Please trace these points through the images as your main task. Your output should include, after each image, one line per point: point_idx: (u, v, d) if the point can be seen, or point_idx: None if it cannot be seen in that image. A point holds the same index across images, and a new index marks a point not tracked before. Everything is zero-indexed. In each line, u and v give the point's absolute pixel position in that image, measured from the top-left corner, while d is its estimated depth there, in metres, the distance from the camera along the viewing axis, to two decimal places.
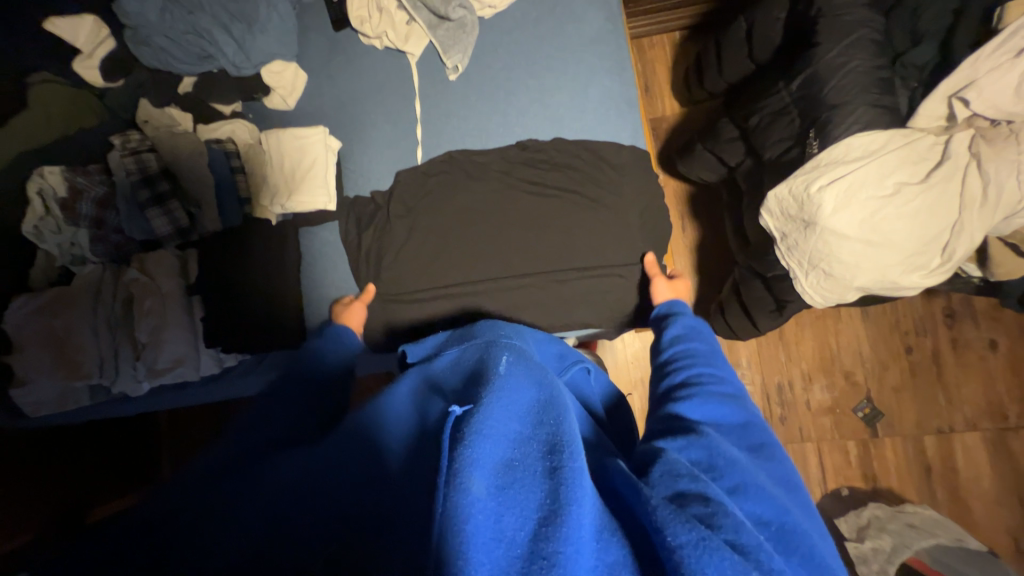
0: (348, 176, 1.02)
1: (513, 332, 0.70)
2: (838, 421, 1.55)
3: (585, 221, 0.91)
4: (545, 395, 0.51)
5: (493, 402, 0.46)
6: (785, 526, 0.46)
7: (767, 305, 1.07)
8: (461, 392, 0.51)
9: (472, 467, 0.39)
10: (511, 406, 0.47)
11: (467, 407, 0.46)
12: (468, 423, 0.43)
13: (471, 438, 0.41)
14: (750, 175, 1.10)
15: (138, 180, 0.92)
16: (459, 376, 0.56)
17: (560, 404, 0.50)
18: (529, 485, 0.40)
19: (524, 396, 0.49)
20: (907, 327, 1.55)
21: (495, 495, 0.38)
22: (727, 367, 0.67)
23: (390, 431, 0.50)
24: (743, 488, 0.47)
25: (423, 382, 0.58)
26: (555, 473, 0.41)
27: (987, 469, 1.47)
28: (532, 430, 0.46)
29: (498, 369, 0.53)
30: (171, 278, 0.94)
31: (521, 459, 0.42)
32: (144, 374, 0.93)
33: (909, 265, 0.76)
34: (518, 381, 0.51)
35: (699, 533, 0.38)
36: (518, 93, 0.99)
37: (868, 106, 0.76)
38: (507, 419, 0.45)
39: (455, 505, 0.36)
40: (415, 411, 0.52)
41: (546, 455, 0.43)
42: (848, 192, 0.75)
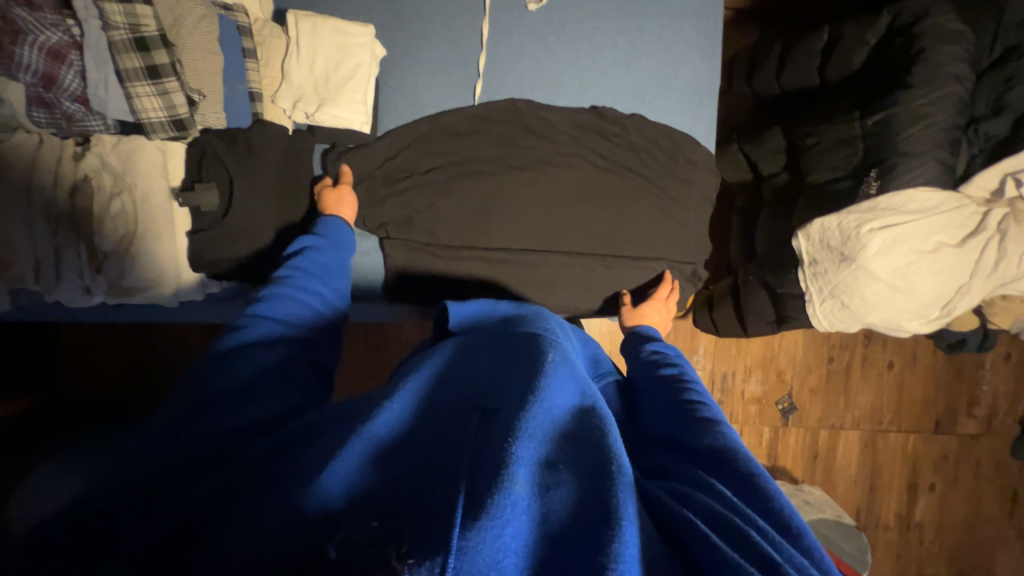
0: (386, 93, 0.86)
1: (558, 325, 0.65)
2: (762, 410, 1.80)
3: (645, 211, 0.89)
4: (589, 397, 0.49)
5: (540, 399, 0.44)
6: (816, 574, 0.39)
7: (768, 316, 1.17)
8: (503, 378, 0.48)
9: (517, 467, 0.37)
10: (555, 406, 0.45)
11: (511, 402, 0.44)
12: (517, 418, 0.41)
13: (518, 436, 0.40)
14: (780, 188, 1.13)
15: (125, 41, 0.66)
16: (497, 356, 0.52)
17: (602, 409, 0.49)
18: (571, 486, 0.39)
19: (567, 396, 0.47)
20: (835, 340, 1.80)
21: (534, 496, 0.37)
22: (714, 402, 0.63)
23: (439, 418, 0.45)
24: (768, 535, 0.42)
25: (476, 354, 0.54)
26: (604, 480, 0.39)
27: (856, 459, 1.83)
28: (572, 434, 0.44)
29: (546, 361, 0.49)
30: (152, 177, 0.74)
31: (564, 462, 0.41)
32: (103, 288, 0.75)
33: (917, 313, 0.86)
34: (564, 374, 0.49)
35: None
36: (601, 49, 0.88)
37: (935, 162, 0.80)
38: (547, 418, 0.43)
39: (497, 504, 0.35)
40: (460, 390, 0.49)
41: (588, 460, 0.41)
42: (893, 240, 0.82)
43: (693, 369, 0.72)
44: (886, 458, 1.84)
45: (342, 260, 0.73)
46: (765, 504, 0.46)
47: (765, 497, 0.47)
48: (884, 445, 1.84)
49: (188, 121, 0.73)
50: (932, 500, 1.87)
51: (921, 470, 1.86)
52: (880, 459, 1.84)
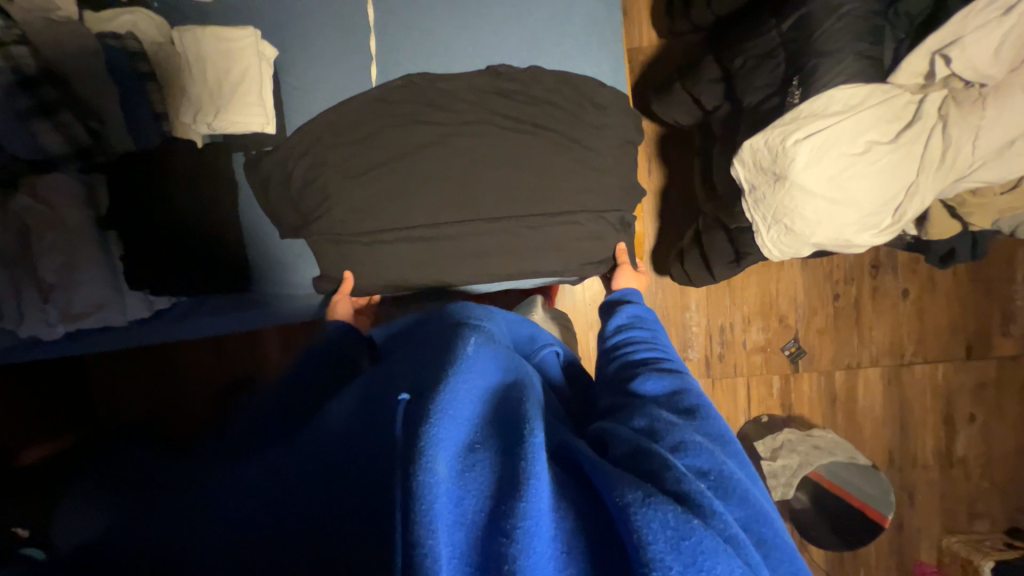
0: (289, 93, 0.88)
1: (484, 309, 0.62)
2: (767, 358, 1.70)
3: (559, 165, 0.85)
4: (510, 373, 0.50)
5: (459, 378, 0.44)
6: (727, 474, 0.42)
7: (726, 255, 1.11)
8: (427, 368, 0.48)
9: (437, 448, 0.38)
10: (475, 384, 0.45)
11: (426, 391, 0.43)
12: (434, 400, 0.41)
13: (435, 418, 0.39)
14: (725, 120, 1.07)
15: (13, 83, 0.72)
16: (422, 352, 0.52)
17: (524, 386, 0.49)
18: (493, 460, 0.39)
19: (489, 373, 0.48)
20: (838, 275, 1.68)
21: (457, 476, 0.37)
22: (677, 355, 0.64)
23: (358, 428, 0.46)
24: (678, 446, 0.44)
25: (391, 367, 0.54)
26: (519, 449, 0.39)
27: (880, 398, 1.71)
28: (494, 413, 0.45)
29: (465, 345, 0.49)
30: (76, 207, 0.79)
31: (483, 440, 0.41)
32: (55, 318, 0.81)
33: (864, 224, 0.79)
34: (486, 355, 0.50)
35: (643, 491, 0.36)
36: (490, 7, 0.87)
37: (855, 56, 0.74)
38: (472, 398, 0.43)
39: (419, 487, 0.35)
40: (382, 396, 0.49)
41: (506, 435, 0.41)
42: (821, 148, 0.76)
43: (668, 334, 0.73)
44: (914, 394, 1.71)
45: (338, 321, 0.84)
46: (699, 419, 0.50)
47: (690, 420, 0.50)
48: (910, 380, 1.71)
49: (93, 150, 0.79)
50: (974, 432, 1.72)
51: (957, 401, 1.71)
52: (908, 396, 1.71)
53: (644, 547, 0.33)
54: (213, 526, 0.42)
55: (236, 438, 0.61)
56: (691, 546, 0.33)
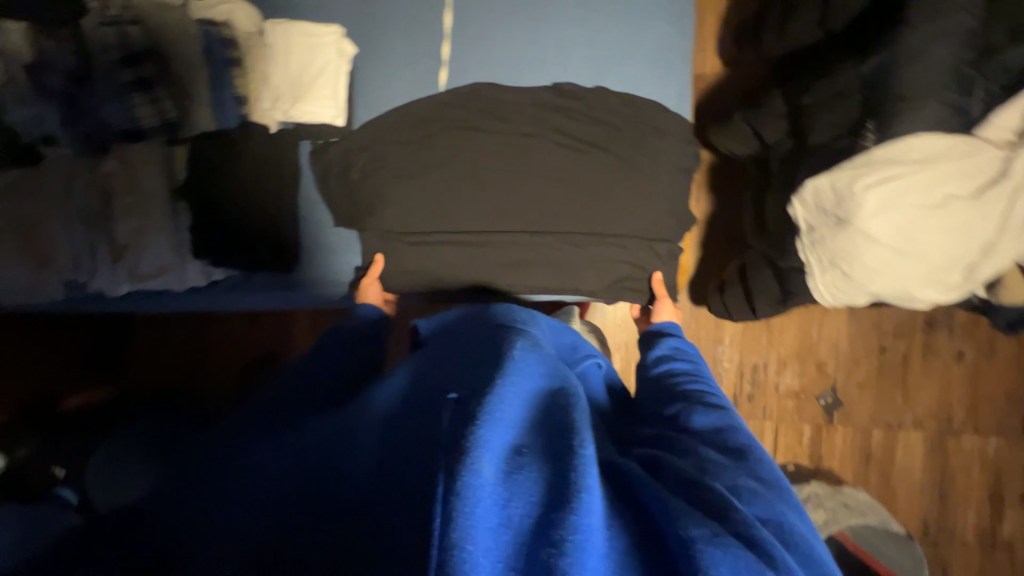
0: (358, 89, 0.92)
1: (528, 316, 0.62)
2: (800, 405, 1.63)
3: (611, 185, 0.85)
4: (557, 382, 0.51)
5: (504, 383, 0.45)
6: (785, 524, 0.41)
7: (772, 294, 1.07)
8: (472, 368, 0.49)
9: (483, 450, 0.39)
10: (520, 392, 0.46)
11: (473, 392, 0.44)
12: (481, 402, 0.42)
13: (482, 420, 0.41)
14: (786, 156, 1.04)
15: (119, 59, 0.80)
16: (467, 352, 0.53)
17: (572, 393, 0.49)
18: (539, 469, 0.40)
19: (534, 382, 0.48)
20: (887, 328, 1.59)
21: (502, 480, 0.38)
22: (719, 388, 0.62)
23: (407, 413, 0.48)
24: (738, 490, 0.43)
25: (432, 361, 0.56)
26: (567, 459, 0.40)
27: (920, 463, 1.60)
28: (540, 418, 0.45)
29: (512, 352, 0.50)
30: (155, 177, 0.85)
31: (529, 446, 0.42)
32: (123, 277, 0.87)
33: (929, 279, 0.75)
34: (531, 363, 0.50)
35: (712, 529, 0.36)
36: (562, 24, 0.88)
37: (939, 104, 0.71)
38: (517, 403, 0.44)
39: (465, 485, 0.36)
40: (426, 387, 0.50)
41: (553, 443, 0.42)
42: (892, 196, 0.73)
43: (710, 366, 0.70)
44: (960, 465, 1.59)
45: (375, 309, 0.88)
46: (755, 461, 0.47)
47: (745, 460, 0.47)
48: (956, 449, 1.60)
49: (179, 124, 0.84)
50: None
51: (1007, 478, 1.59)
52: (952, 465, 1.60)
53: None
54: (270, 500, 0.46)
55: (276, 416, 0.63)
56: None
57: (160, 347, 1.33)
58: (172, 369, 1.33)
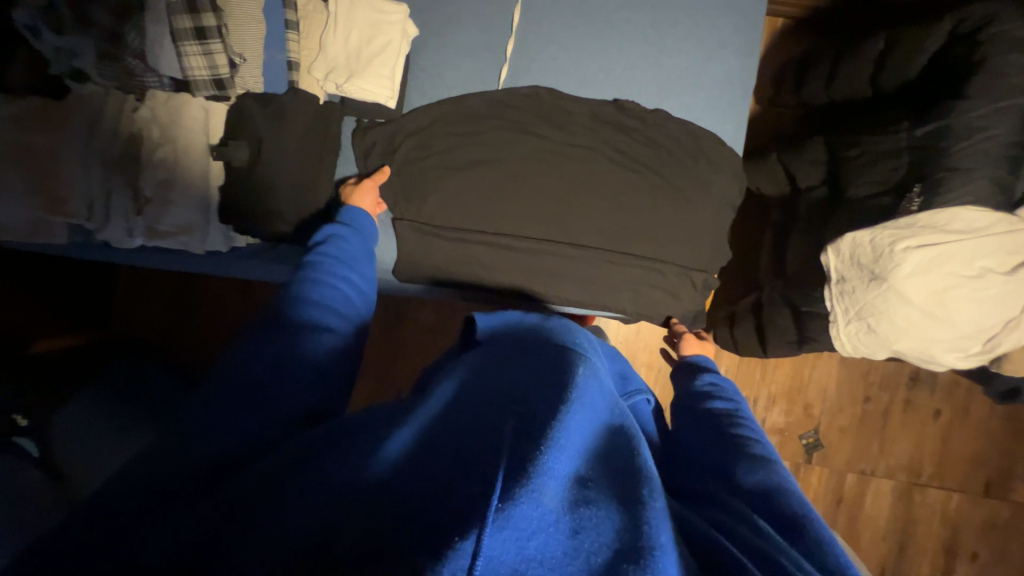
0: (415, 73, 0.90)
1: (586, 339, 0.61)
2: (783, 442, 1.67)
3: (659, 209, 0.86)
4: (616, 417, 0.49)
5: (570, 412, 0.43)
6: None
7: (788, 335, 1.09)
8: (530, 382, 0.47)
9: (547, 477, 0.36)
10: (584, 422, 0.44)
11: (539, 412, 0.42)
12: (547, 428, 0.40)
13: (547, 447, 0.38)
14: (818, 203, 1.06)
15: (179, 3, 0.74)
16: (523, 361, 0.50)
17: (630, 433, 0.48)
18: (605, 507, 0.37)
19: (596, 413, 0.46)
20: (873, 378, 1.65)
21: (568, 512, 0.36)
22: (769, 441, 0.60)
23: (460, 410, 0.44)
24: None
25: (489, 359, 0.53)
26: (633, 507, 0.38)
27: (886, 511, 1.67)
28: (601, 455, 0.43)
29: (576, 377, 0.48)
30: (192, 132, 0.81)
31: (594, 479, 0.40)
32: (139, 231, 0.82)
33: (953, 345, 0.79)
34: (594, 391, 0.48)
35: None
36: (631, 41, 0.88)
37: (988, 180, 0.74)
38: (581, 433, 0.42)
39: (525, 513, 0.33)
40: (481, 391, 0.46)
41: (618, 483, 0.40)
42: (929, 262, 0.75)
43: (752, 413, 0.68)
44: (922, 517, 1.67)
45: (367, 248, 0.74)
46: (819, 540, 0.43)
47: (809, 538, 0.44)
48: (921, 501, 1.67)
49: (228, 82, 0.80)
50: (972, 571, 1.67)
51: (962, 535, 1.67)
52: (915, 516, 1.67)
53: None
54: (307, 487, 0.39)
55: None
56: None
57: (154, 305, 1.27)
58: (162, 329, 1.27)
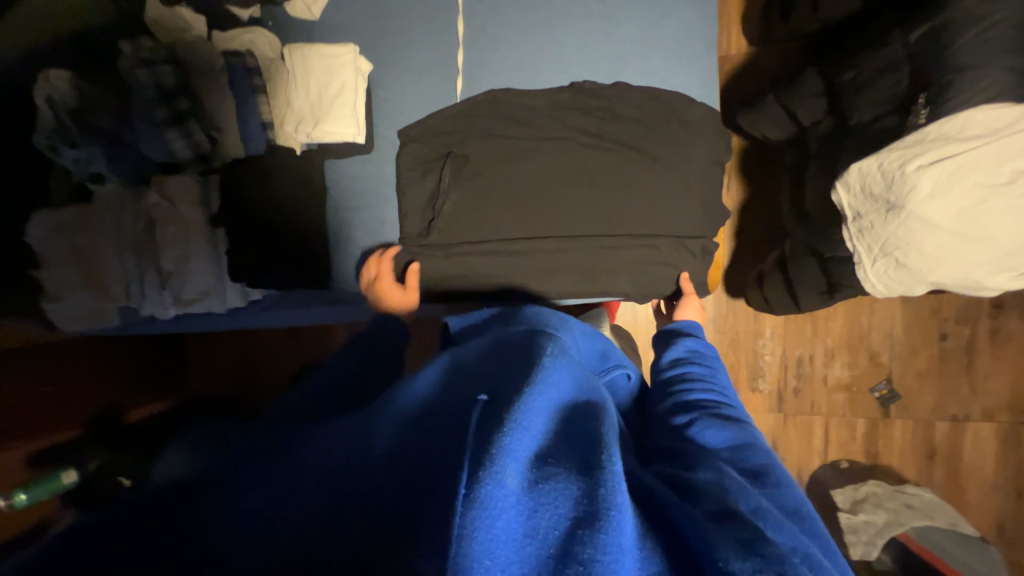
0: (378, 106, 0.93)
1: (561, 323, 0.65)
2: (852, 399, 1.50)
3: (642, 184, 0.82)
4: (584, 394, 0.51)
5: (533, 392, 0.45)
6: (812, 554, 0.42)
7: (817, 286, 1.01)
8: (500, 373, 0.50)
9: (507, 458, 0.38)
10: (550, 401, 0.46)
11: (505, 396, 0.45)
12: (510, 409, 0.42)
13: (509, 428, 0.40)
14: (827, 138, 0.97)
15: (156, 96, 0.84)
16: (495, 358, 0.54)
17: (595, 404, 0.50)
18: (565, 480, 0.39)
19: (563, 392, 0.49)
20: (947, 313, 1.46)
21: (527, 490, 0.38)
22: (734, 397, 0.65)
23: (435, 413, 0.48)
24: (763, 514, 0.44)
25: (461, 359, 0.57)
26: (593, 471, 0.40)
27: (992, 457, 1.47)
28: (564, 428, 0.46)
29: (542, 360, 0.51)
30: (192, 206, 0.89)
31: (554, 456, 0.42)
32: (170, 302, 0.92)
33: (999, 265, 0.69)
34: (562, 373, 0.51)
35: (755, 564, 0.36)
36: (576, 21, 0.86)
37: (1003, 72, 0.64)
38: (545, 413, 0.44)
39: (487, 494, 0.35)
40: (454, 392, 0.51)
41: (581, 452, 0.42)
42: (950, 177, 0.67)
43: (727, 372, 0.72)
44: None
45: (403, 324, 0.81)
46: (776, 491, 0.50)
47: (771, 489, 0.50)
48: None
49: (210, 154, 0.89)
50: None
51: None
52: None
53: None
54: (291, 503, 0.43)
55: None
56: None
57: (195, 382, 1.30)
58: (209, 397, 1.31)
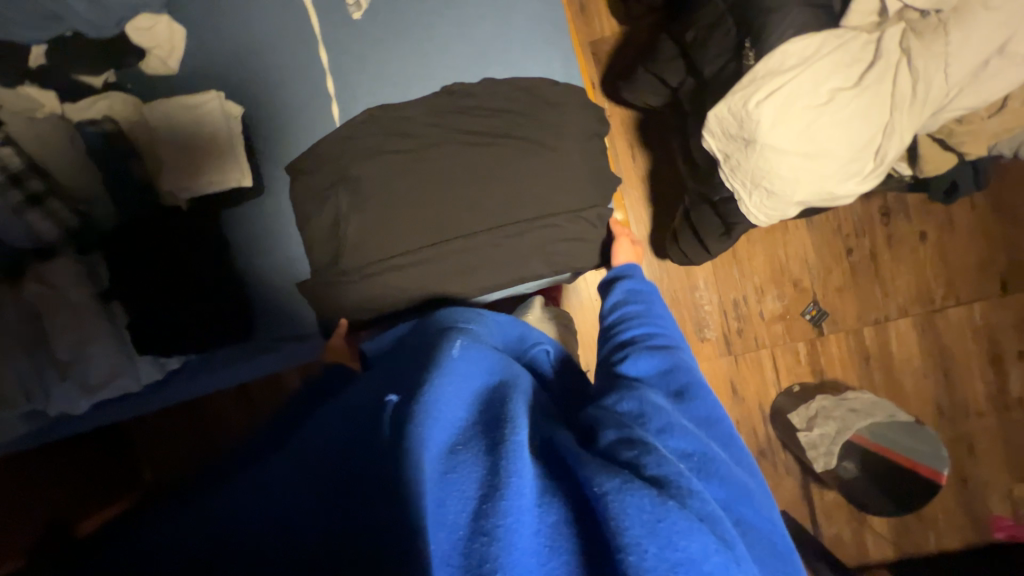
0: (257, 146, 0.91)
1: (473, 314, 0.66)
2: (788, 326, 1.60)
3: (529, 167, 0.86)
4: (496, 376, 0.53)
5: (438, 388, 0.46)
6: (710, 457, 0.47)
7: (716, 228, 1.08)
8: (412, 375, 0.51)
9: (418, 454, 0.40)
10: (461, 390, 0.48)
11: (413, 397, 0.46)
12: (417, 408, 0.44)
13: (418, 426, 0.42)
14: (693, 95, 1.05)
15: (3, 180, 0.81)
16: (409, 364, 0.55)
17: (509, 386, 0.52)
18: (473, 461, 0.41)
19: (474, 379, 0.51)
20: (847, 230, 1.60)
21: (437, 479, 0.39)
22: (668, 323, 0.69)
23: (353, 432, 0.48)
24: (668, 430, 0.48)
25: (379, 377, 0.57)
26: (498, 448, 0.42)
27: (916, 349, 1.58)
28: (477, 412, 0.47)
29: (451, 355, 0.52)
30: (78, 288, 0.84)
31: (463, 442, 0.43)
32: (77, 393, 0.86)
33: (845, 173, 0.78)
34: (471, 362, 0.52)
35: (621, 479, 0.40)
36: (433, 30, 0.90)
37: (801, 7, 0.73)
38: (455, 403, 0.46)
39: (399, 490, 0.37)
40: (372, 402, 0.51)
41: (489, 431, 0.44)
42: (784, 106, 0.74)
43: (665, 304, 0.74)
44: (953, 339, 1.58)
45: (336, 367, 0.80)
46: (692, 406, 0.55)
47: (686, 404, 0.55)
48: (946, 324, 1.58)
49: (79, 228, 0.87)
50: None
51: (1002, 340, 1.57)
52: (947, 343, 1.57)
53: (624, 530, 0.37)
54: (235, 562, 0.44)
55: None
56: (665, 527, 0.37)
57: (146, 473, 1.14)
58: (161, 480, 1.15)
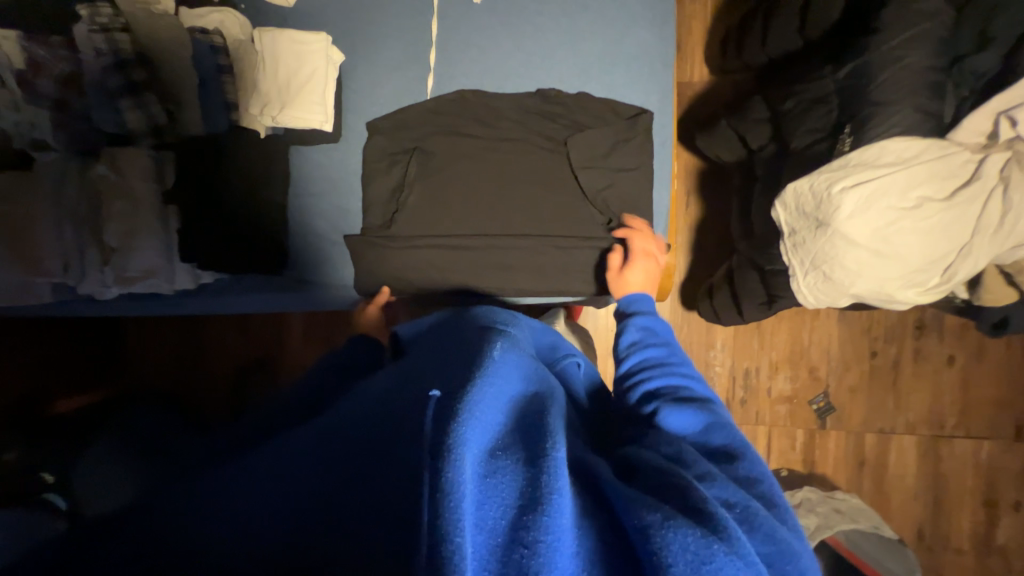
0: (348, 97, 0.94)
1: (509, 317, 0.66)
2: (793, 411, 1.58)
3: (595, 187, 0.89)
4: (533, 384, 0.50)
5: (482, 383, 0.42)
6: (752, 509, 0.43)
7: (757, 296, 1.08)
8: (449, 364, 0.48)
9: (465, 447, 0.36)
10: (502, 392, 0.44)
11: (458, 384, 0.42)
12: (466, 396, 0.39)
13: (465, 417, 0.37)
14: (770, 161, 1.05)
15: (110, 63, 0.82)
16: (443, 356, 0.52)
17: (546, 399, 0.48)
18: (515, 471, 0.38)
19: (513, 384, 0.47)
20: (878, 332, 1.56)
21: (478, 482, 0.36)
22: (693, 374, 0.62)
23: (391, 392, 0.46)
24: (706, 477, 0.45)
25: (409, 366, 0.54)
26: (538, 461, 0.39)
27: (913, 468, 1.56)
28: (515, 420, 0.44)
29: (492, 352, 0.49)
30: (144, 181, 0.86)
31: (505, 448, 0.40)
32: (112, 280, 0.87)
33: (906, 280, 0.77)
34: (511, 364, 0.49)
35: (664, 512, 0.38)
36: (544, 33, 0.91)
37: (912, 109, 0.73)
38: (497, 404, 0.42)
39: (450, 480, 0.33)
40: (405, 379, 0.49)
41: (528, 441, 0.41)
42: (868, 198, 0.74)
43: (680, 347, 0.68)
44: (952, 470, 1.55)
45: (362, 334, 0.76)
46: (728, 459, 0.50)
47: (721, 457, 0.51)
48: (950, 453, 1.55)
49: (164, 126, 0.88)
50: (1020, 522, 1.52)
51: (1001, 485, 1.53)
52: (944, 471, 1.55)
53: (666, 568, 0.35)
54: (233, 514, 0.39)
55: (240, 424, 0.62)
56: (710, 570, 0.35)
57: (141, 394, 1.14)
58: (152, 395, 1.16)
